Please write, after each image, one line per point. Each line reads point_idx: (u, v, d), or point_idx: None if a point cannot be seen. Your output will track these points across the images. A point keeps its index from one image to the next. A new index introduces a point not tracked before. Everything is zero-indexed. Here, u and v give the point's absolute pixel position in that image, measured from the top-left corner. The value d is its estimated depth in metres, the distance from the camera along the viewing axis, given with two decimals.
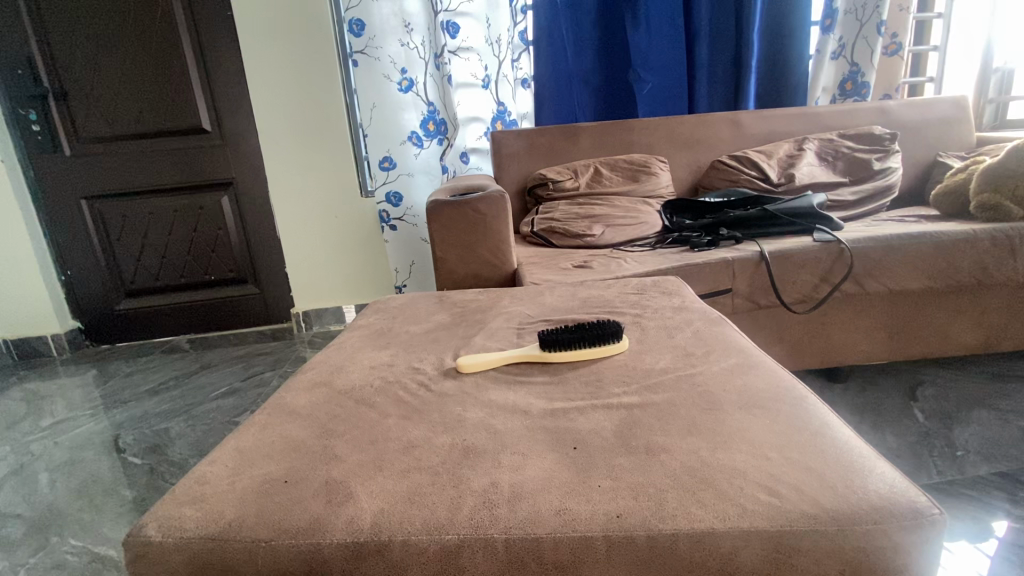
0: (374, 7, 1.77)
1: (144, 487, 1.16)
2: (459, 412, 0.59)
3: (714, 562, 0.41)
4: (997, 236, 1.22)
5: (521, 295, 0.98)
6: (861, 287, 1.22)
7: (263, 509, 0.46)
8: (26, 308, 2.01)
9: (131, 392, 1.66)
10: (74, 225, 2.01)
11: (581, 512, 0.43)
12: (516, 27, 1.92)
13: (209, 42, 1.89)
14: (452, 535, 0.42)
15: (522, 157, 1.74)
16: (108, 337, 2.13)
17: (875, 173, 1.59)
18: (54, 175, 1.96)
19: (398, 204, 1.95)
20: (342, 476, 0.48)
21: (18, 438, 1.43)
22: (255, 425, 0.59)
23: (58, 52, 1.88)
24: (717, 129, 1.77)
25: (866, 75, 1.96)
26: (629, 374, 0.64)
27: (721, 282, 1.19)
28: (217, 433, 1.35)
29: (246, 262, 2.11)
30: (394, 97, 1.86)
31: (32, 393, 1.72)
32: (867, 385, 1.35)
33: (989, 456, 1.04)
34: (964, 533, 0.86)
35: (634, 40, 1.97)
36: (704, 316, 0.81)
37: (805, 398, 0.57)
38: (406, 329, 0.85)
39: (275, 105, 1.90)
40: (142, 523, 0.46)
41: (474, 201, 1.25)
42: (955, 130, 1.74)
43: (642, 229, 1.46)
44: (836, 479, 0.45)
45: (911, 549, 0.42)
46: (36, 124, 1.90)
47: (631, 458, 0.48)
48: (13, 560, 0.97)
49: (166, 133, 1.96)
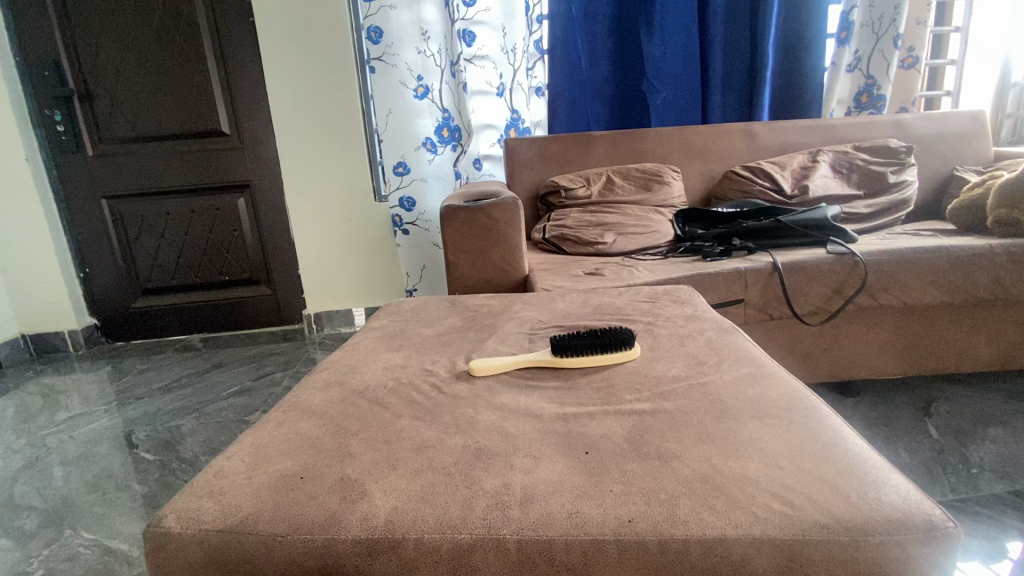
0: (393, 15, 1.81)
1: (155, 483, 1.17)
2: (472, 414, 0.59)
3: (725, 568, 0.41)
4: (1014, 251, 1.20)
5: (533, 301, 0.99)
6: (874, 300, 1.22)
7: (280, 503, 0.46)
8: (44, 304, 2.04)
9: (144, 389, 1.68)
10: (95, 224, 2.05)
11: (593, 515, 0.43)
12: (531, 36, 1.93)
13: (230, 46, 1.93)
14: (465, 534, 0.43)
15: (535, 164, 1.75)
16: (123, 334, 2.16)
17: (890, 186, 1.58)
18: (76, 174, 2.00)
19: (411, 209, 1.98)
20: (356, 474, 0.49)
21: (34, 431, 1.45)
22: (272, 422, 0.60)
23: (84, 54, 1.92)
24: (731, 140, 1.77)
25: (882, 87, 1.94)
26: (641, 381, 0.64)
27: (732, 292, 1.19)
28: (228, 432, 1.36)
29: (260, 263, 2.14)
30: (410, 103, 1.89)
31: (47, 388, 1.74)
32: (880, 399, 1.33)
33: (1005, 475, 1.03)
34: (977, 553, 0.84)
35: (649, 51, 1.98)
36: (717, 326, 0.80)
37: (818, 409, 0.57)
38: (419, 331, 0.86)
39: (291, 107, 1.93)
40: (161, 514, 0.47)
41: (487, 207, 1.26)
42: (973, 143, 1.73)
43: (654, 237, 1.46)
44: (850, 491, 0.44)
45: (926, 561, 0.41)
46: (60, 124, 1.94)
47: (644, 463, 0.49)
48: (26, 552, 0.98)
49: (187, 135, 2.00)
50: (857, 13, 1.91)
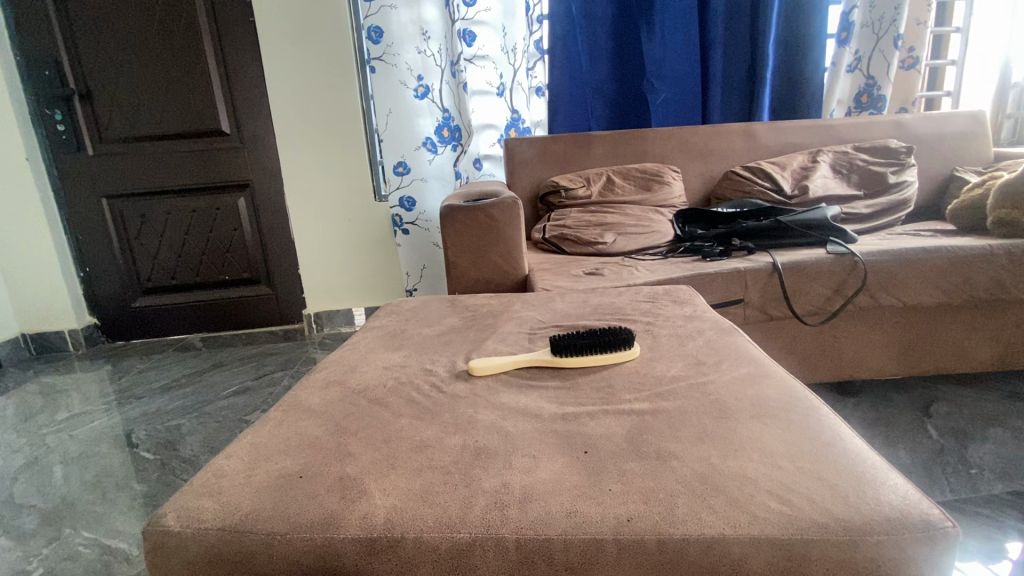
0: (393, 15, 1.81)
1: (155, 482, 1.18)
2: (472, 414, 0.59)
3: (724, 567, 0.41)
4: (1015, 252, 1.20)
5: (533, 301, 0.99)
6: (874, 301, 1.22)
7: (279, 502, 0.46)
8: (44, 303, 2.04)
9: (144, 389, 1.68)
10: (95, 224, 2.05)
11: (592, 514, 0.43)
12: (531, 36, 1.93)
13: (230, 45, 1.93)
14: (464, 534, 0.43)
15: (535, 164, 1.75)
16: (123, 333, 2.16)
17: (890, 186, 1.58)
18: (76, 174, 2.00)
19: (411, 209, 1.98)
20: (355, 473, 0.49)
21: (34, 430, 1.45)
22: (271, 421, 0.60)
23: (84, 53, 1.92)
24: (731, 140, 1.77)
25: (882, 87, 1.95)
26: (640, 381, 0.64)
27: (733, 292, 1.19)
28: (228, 431, 1.36)
29: (260, 263, 2.14)
30: (410, 103, 1.89)
31: (48, 387, 1.75)
32: (880, 400, 1.33)
33: (1004, 475, 1.03)
34: (977, 553, 0.84)
35: (650, 51, 1.99)
36: (716, 326, 0.81)
37: (818, 409, 0.57)
38: (419, 331, 0.86)
39: (292, 107, 1.93)
40: (161, 513, 0.47)
41: (487, 207, 1.26)
42: (972, 144, 1.73)
43: (654, 237, 1.46)
44: (849, 490, 0.44)
45: (924, 560, 0.41)
46: (60, 124, 1.94)
47: (643, 463, 0.49)
48: (27, 550, 0.99)
49: (187, 135, 2.00)
50: (857, 14, 1.91)
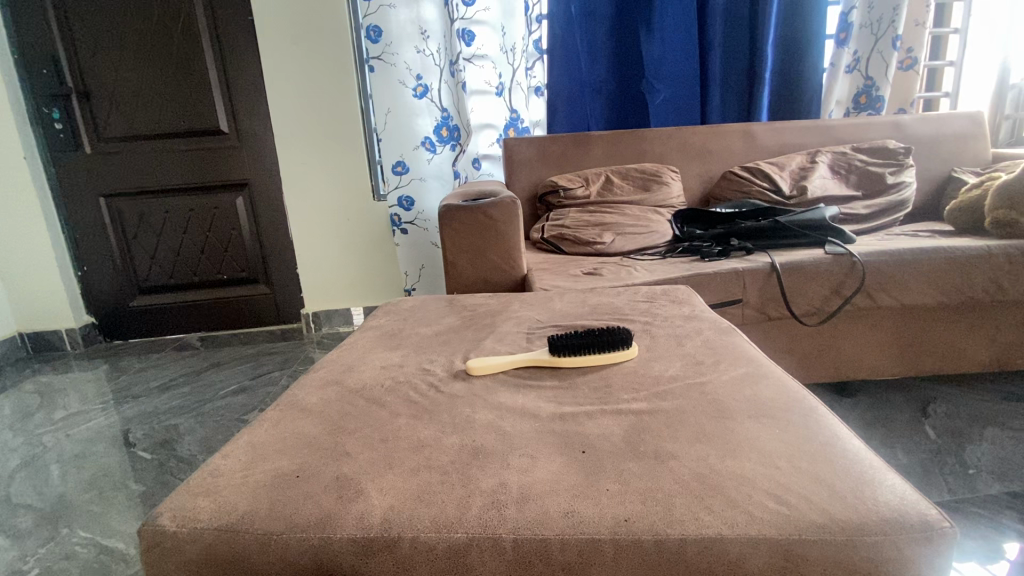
0: (392, 15, 1.81)
1: (152, 482, 1.17)
2: (469, 413, 0.59)
3: (721, 568, 0.41)
4: (1012, 252, 1.21)
5: (531, 300, 0.99)
6: (872, 301, 1.22)
7: (276, 502, 0.46)
8: (41, 302, 2.04)
9: (141, 388, 1.67)
10: (93, 222, 2.05)
11: (590, 515, 0.43)
12: (530, 36, 1.93)
13: (228, 44, 1.93)
14: (461, 534, 0.43)
15: (534, 164, 1.75)
16: (121, 333, 2.16)
17: (888, 187, 1.58)
18: (74, 173, 2.00)
19: (410, 208, 1.98)
20: (352, 473, 0.49)
21: (30, 430, 1.45)
22: (268, 421, 0.60)
23: (82, 52, 1.92)
24: (729, 140, 1.77)
25: (881, 88, 1.95)
26: (638, 381, 0.64)
27: (731, 292, 1.19)
28: (226, 431, 1.36)
29: (258, 262, 2.13)
30: (409, 102, 1.89)
31: (45, 386, 1.74)
32: (878, 400, 1.33)
33: (1001, 475, 1.03)
34: (974, 553, 0.84)
35: (649, 51, 1.98)
36: (715, 325, 0.80)
37: (816, 409, 0.57)
38: (417, 330, 0.86)
39: (290, 106, 1.93)
40: (157, 513, 0.47)
41: (486, 206, 1.26)
42: (971, 144, 1.73)
43: (653, 237, 1.46)
44: (847, 491, 0.44)
45: (921, 561, 0.41)
46: (58, 122, 1.94)
47: (640, 463, 0.49)
48: (23, 550, 0.98)
49: (185, 134, 2.00)
50: (856, 14, 1.91)
